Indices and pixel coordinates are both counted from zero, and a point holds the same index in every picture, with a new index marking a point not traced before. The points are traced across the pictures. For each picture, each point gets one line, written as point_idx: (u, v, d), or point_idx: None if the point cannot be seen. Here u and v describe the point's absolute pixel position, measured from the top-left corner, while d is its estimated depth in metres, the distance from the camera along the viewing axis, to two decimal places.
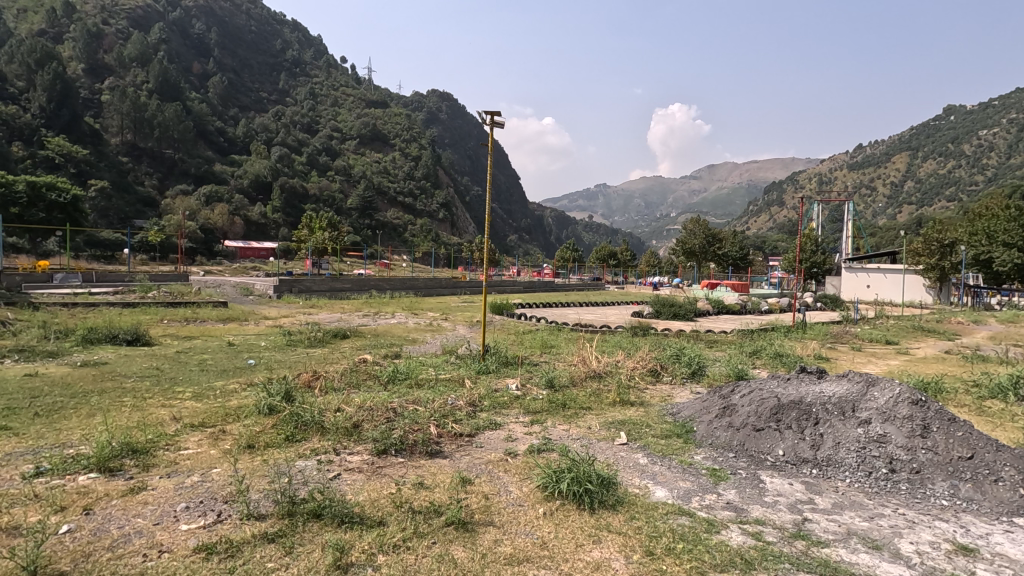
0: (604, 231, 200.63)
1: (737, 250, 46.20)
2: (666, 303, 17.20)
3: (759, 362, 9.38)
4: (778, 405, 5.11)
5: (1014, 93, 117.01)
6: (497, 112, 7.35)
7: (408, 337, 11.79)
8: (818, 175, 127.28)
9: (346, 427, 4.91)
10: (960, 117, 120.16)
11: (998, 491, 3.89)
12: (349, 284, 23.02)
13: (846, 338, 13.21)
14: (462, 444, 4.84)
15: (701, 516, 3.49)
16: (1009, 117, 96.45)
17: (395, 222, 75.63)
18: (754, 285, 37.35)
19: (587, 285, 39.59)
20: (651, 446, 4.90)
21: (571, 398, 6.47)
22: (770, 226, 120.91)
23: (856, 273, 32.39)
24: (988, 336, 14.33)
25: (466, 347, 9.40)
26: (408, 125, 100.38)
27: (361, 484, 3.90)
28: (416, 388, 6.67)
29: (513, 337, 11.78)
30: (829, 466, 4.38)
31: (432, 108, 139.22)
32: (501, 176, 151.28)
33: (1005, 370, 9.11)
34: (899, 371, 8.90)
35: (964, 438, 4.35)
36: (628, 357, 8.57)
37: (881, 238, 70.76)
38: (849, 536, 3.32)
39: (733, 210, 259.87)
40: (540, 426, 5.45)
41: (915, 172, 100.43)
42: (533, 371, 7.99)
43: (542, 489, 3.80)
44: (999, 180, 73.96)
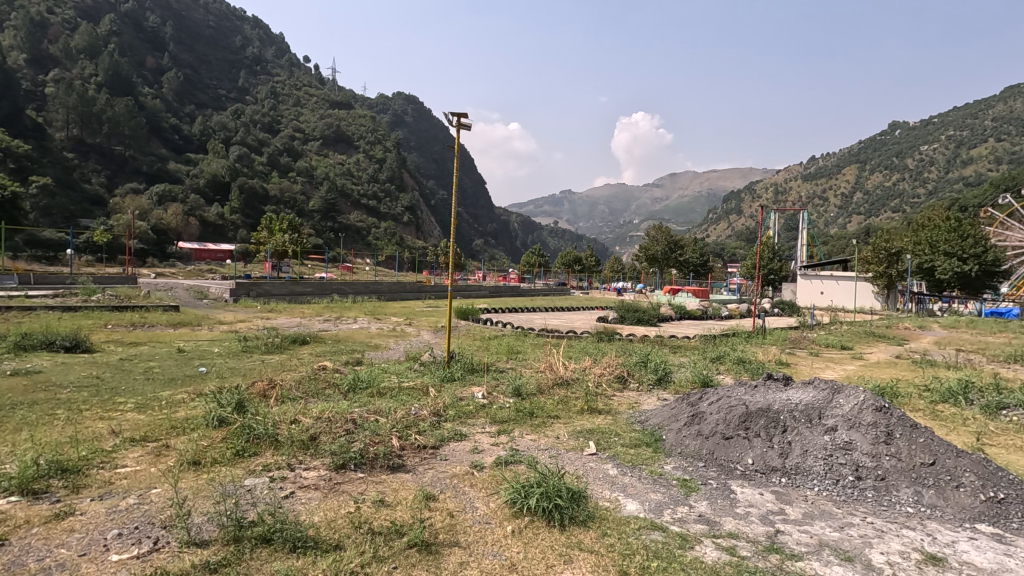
0: (569, 236, 203.01)
1: (697, 257, 46.44)
2: (630, 308, 17.31)
3: (723, 368, 9.45)
4: (746, 413, 5.09)
5: (952, 111, 123.79)
6: (465, 115, 7.38)
7: (370, 343, 11.41)
8: (774, 185, 131.99)
9: (302, 440, 4.63)
10: (903, 133, 126.31)
11: (960, 497, 3.93)
12: (309, 288, 22.28)
13: (804, 343, 13.54)
14: (425, 458, 4.61)
15: (674, 531, 3.39)
16: (948, 133, 102.30)
17: (359, 226, 74.29)
18: (714, 291, 38.29)
19: (552, 290, 39.84)
20: (621, 456, 4.79)
21: (538, 406, 6.33)
22: (728, 235, 124.34)
23: (810, 280, 33.95)
24: (934, 341, 14.95)
25: (429, 354, 9.11)
26: (372, 128, 99.46)
27: (316, 503, 3.64)
28: (378, 397, 6.39)
29: (479, 344, 11.52)
30: (798, 474, 4.37)
31: (398, 112, 138.12)
32: (466, 180, 150.51)
33: (953, 375, 9.45)
34: (858, 377, 9.11)
35: (926, 445, 4.39)
36: (595, 364, 8.46)
37: (833, 247, 73.55)
38: (821, 548, 3.27)
39: (694, 217, 266.98)
40: (508, 436, 5.28)
41: (863, 184, 105.18)
42: (500, 378, 7.84)
43: (510, 505, 3.63)
44: (939, 194, 78.24)
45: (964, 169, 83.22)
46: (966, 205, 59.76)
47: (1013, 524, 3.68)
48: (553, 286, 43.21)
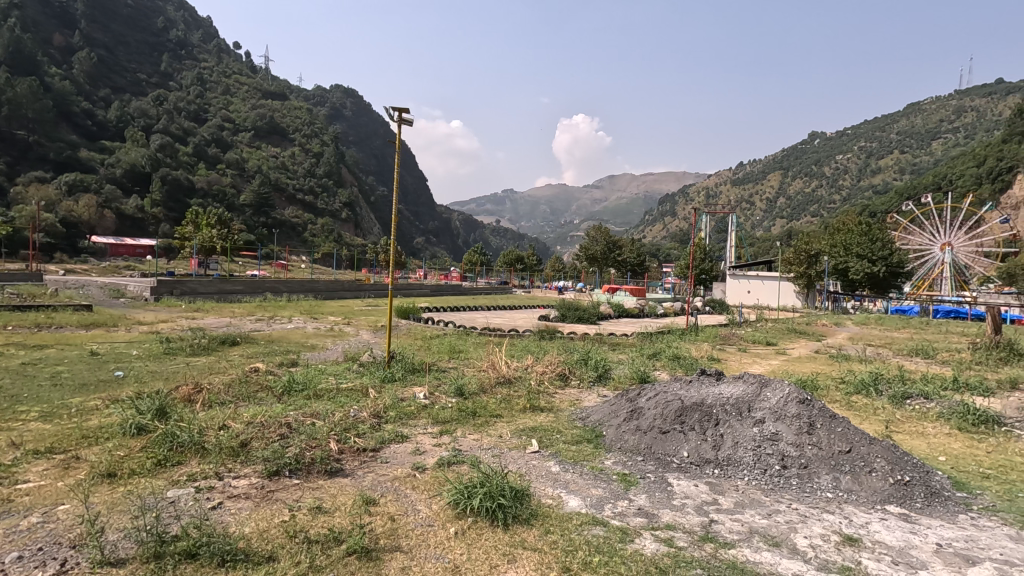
0: (511, 235, 204.09)
1: (634, 256, 47.89)
2: (571, 307, 17.62)
3: (659, 363, 9.80)
4: (681, 408, 5.29)
5: (863, 123, 133.71)
6: (406, 110, 7.30)
7: (306, 343, 11.01)
8: (706, 189, 138.21)
9: (231, 447, 4.38)
10: (821, 142, 135.43)
11: (873, 481, 4.23)
12: (239, 286, 21.20)
13: (733, 339, 14.25)
14: (365, 461, 4.48)
15: (615, 525, 3.46)
16: (860, 145, 110.71)
17: (294, 221, 71.54)
18: (650, 289, 39.64)
19: (494, 288, 39.91)
20: (563, 453, 4.85)
21: (481, 406, 6.29)
22: (663, 236, 129.04)
23: (738, 280, 35.73)
24: (848, 337, 16.10)
25: (368, 354, 8.87)
26: (308, 121, 96.09)
27: (247, 513, 3.45)
28: (315, 400, 6.14)
29: (420, 343, 11.34)
30: (729, 465, 4.58)
31: (336, 105, 134.01)
32: (407, 177, 148.06)
33: (863, 368, 10.23)
34: (781, 370, 9.69)
35: (843, 434, 4.71)
36: (537, 362, 8.54)
37: (759, 248, 77.76)
38: (751, 535, 3.43)
39: (631, 219, 275.25)
40: (450, 437, 5.22)
41: (785, 190, 112.01)
42: (441, 377, 7.76)
43: (454, 506, 3.59)
44: (852, 200, 84.53)
45: (873, 178, 90.25)
46: (875, 211, 64.83)
47: (917, 503, 4.01)
48: (495, 284, 43.32)
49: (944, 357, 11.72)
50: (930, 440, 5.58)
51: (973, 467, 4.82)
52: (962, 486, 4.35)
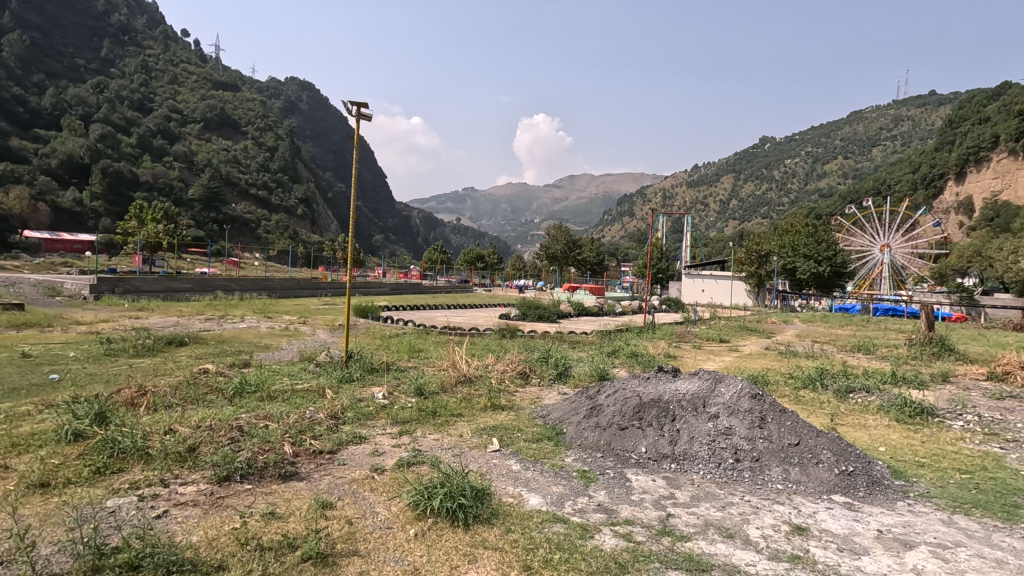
0: (471, 233, 203.41)
1: (594, 255, 48.54)
2: (531, 306, 17.71)
3: (618, 361, 9.96)
4: (640, 404, 5.37)
5: (809, 129, 139.64)
6: (365, 106, 7.21)
7: (259, 343, 10.64)
8: (662, 190, 141.54)
9: (178, 453, 4.18)
10: (770, 147, 140.78)
11: (819, 473, 4.42)
12: (187, 284, 20.30)
13: (688, 337, 14.63)
14: (321, 463, 4.36)
15: (575, 522, 3.48)
16: (807, 150, 115.65)
17: (246, 217, 69.17)
18: (609, 288, 40.32)
19: (455, 287, 39.74)
20: (523, 451, 4.85)
21: (441, 405, 6.22)
22: (622, 236, 131.36)
23: (693, 279, 36.79)
24: (795, 334, 16.82)
25: (325, 354, 8.67)
26: (261, 113, 93.15)
27: (195, 521, 3.30)
28: (269, 402, 5.94)
29: (380, 342, 11.14)
30: (685, 460, 4.69)
31: (291, 98, 130.34)
32: (366, 173, 145.42)
33: (810, 364, 10.71)
34: (734, 367, 10.02)
35: (793, 428, 4.89)
36: (497, 360, 8.53)
37: (713, 248, 80.18)
38: (706, 528, 3.52)
39: (591, 219, 279.07)
40: (410, 437, 5.14)
41: (737, 192, 115.90)
42: (401, 377, 7.65)
43: (414, 508, 3.53)
44: (799, 203, 88.26)
45: (819, 182, 94.47)
46: (820, 214, 67.85)
47: (859, 493, 4.21)
48: (455, 283, 43.13)
49: (883, 352, 12.40)
50: (870, 431, 5.88)
51: (910, 456, 5.10)
52: (900, 475, 4.59)
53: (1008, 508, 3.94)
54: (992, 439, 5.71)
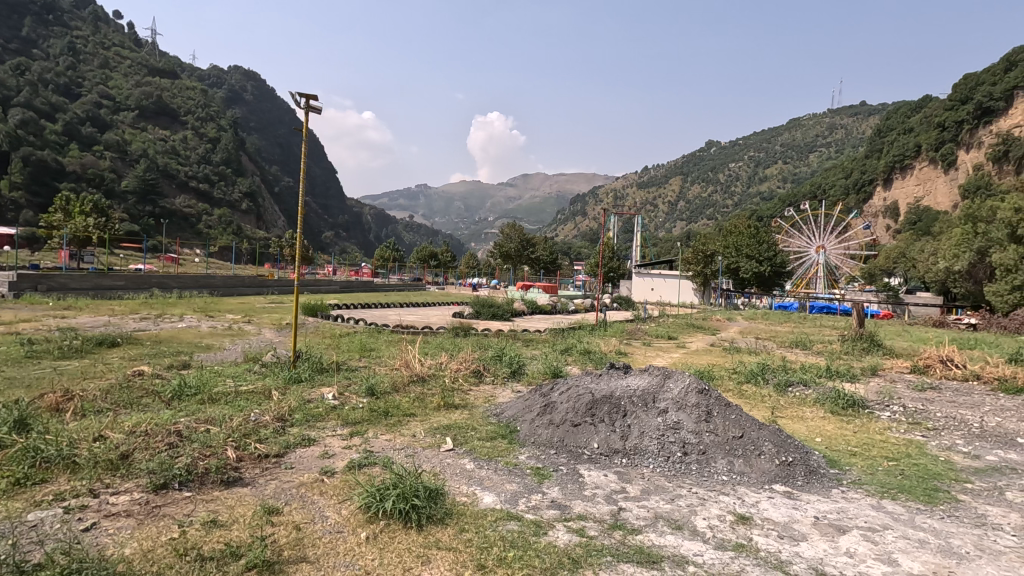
0: (424, 232, 201.18)
1: (547, 254, 48.97)
2: (485, 304, 17.69)
3: (570, 359, 10.07)
4: (592, 401, 5.46)
5: (751, 135, 145.63)
6: (315, 98, 7.06)
7: (200, 343, 10.16)
8: (614, 190, 144.36)
9: (109, 461, 3.92)
10: (716, 151, 145.86)
11: (761, 463, 4.61)
12: (120, 281, 19.10)
13: (639, 335, 14.98)
14: (267, 468, 4.20)
15: (529, 519, 3.50)
16: (749, 154, 120.54)
17: (186, 211, 65.89)
18: (562, 286, 40.76)
19: (407, 285, 39.18)
20: (477, 450, 4.83)
21: (393, 405, 6.11)
22: (575, 235, 133.06)
23: (643, 278, 37.71)
24: (739, 331, 17.48)
25: (271, 354, 8.37)
26: (202, 103, 88.95)
27: (128, 532, 3.11)
28: (210, 405, 5.67)
29: (330, 342, 10.83)
30: (635, 454, 4.79)
31: (235, 88, 124.96)
32: (315, 167, 141.30)
33: (752, 359, 11.16)
34: (681, 363, 10.34)
35: (737, 421, 5.09)
36: (451, 359, 8.47)
37: (662, 249, 82.40)
38: (656, 520, 3.61)
39: (543, 218, 281.30)
40: (361, 438, 5.03)
41: (685, 194, 119.60)
42: (352, 376, 7.47)
43: (365, 510, 3.46)
44: (742, 205, 91.93)
45: (761, 185, 98.67)
46: (762, 217, 70.89)
47: (798, 481, 4.42)
48: (408, 281, 42.56)
49: (818, 348, 13.08)
50: (807, 423, 6.20)
51: (843, 445, 5.41)
52: (834, 463, 4.86)
53: (929, 491, 4.23)
54: (915, 428, 6.13)
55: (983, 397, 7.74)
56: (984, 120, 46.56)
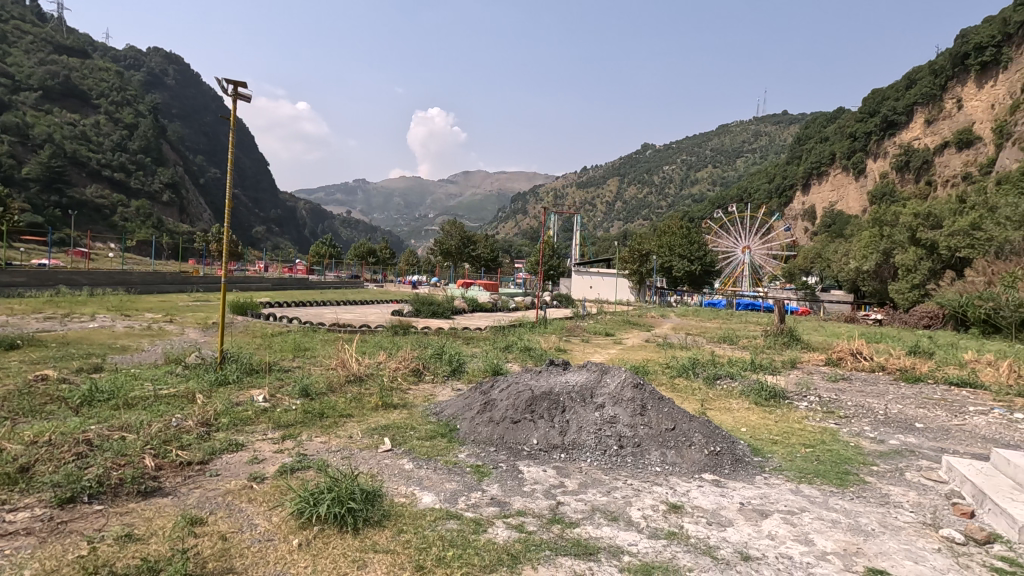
0: (362, 228, 196.10)
1: (488, 252, 49.09)
2: (425, 302, 17.48)
3: (511, 356, 10.12)
4: (532, 397, 5.51)
5: (684, 139, 151.84)
6: (243, 84, 6.68)
7: (114, 344, 9.41)
8: (554, 189, 146.56)
9: (7, 475, 3.56)
10: (651, 153, 150.96)
11: (692, 454, 4.81)
12: (22, 278, 17.42)
13: (578, 331, 15.28)
14: (190, 476, 3.95)
15: (468, 517, 3.48)
16: (682, 157, 125.61)
17: (99, 202, 60.96)
18: (502, 284, 40.88)
19: (344, 282, 38.03)
20: (417, 449, 4.77)
21: (329, 406, 5.93)
22: (515, 233, 133.93)
23: (583, 276, 38.60)
24: (672, 327, 18.23)
25: (195, 355, 7.88)
26: (117, 86, 82.49)
27: (26, 553, 2.83)
28: (126, 411, 5.28)
29: (259, 341, 10.33)
30: (573, 449, 4.89)
31: (155, 71, 116.66)
32: (245, 159, 134.52)
33: (684, 355, 11.65)
34: (617, 359, 10.65)
35: (670, 414, 5.29)
36: (389, 358, 8.29)
37: (599, 248, 84.55)
38: (593, 513, 3.68)
39: (484, 215, 281.52)
40: (293, 441, 4.83)
41: (622, 194, 123.23)
42: (285, 377, 7.15)
43: (298, 516, 3.32)
44: (675, 207, 95.81)
45: (692, 188, 103.12)
46: (693, 217, 74.11)
47: (725, 469, 4.65)
48: (345, 278, 41.37)
49: (743, 343, 13.85)
50: (733, 414, 6.54)
51: (765, 434, 5.74)
52: (758, 452, 5.14)
53: (841, 475, 4.56)
54: (829, 417, 6.60)
55: (887, 387, 8.46)
56: (889, 132, 50.84)
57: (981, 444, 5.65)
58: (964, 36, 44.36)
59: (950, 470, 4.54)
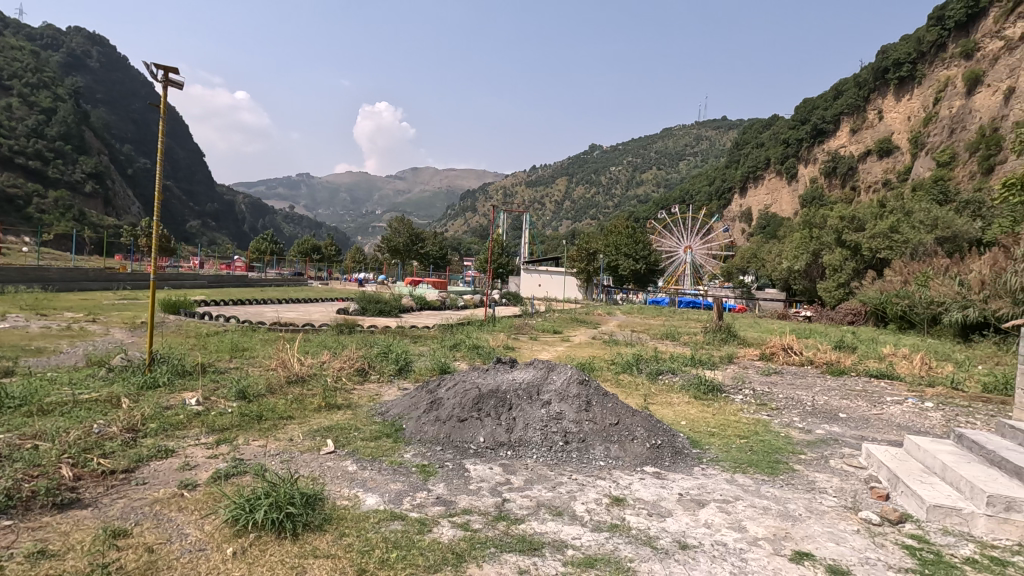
0: (306, 224, 189.72)
1: (437, 249, 48.74)
2: (371, 300, 17.10)
3: (459, 354, 10.07)
4: (479, 395, 5.50)
5: (630, 140, 155.36)
6: (173, 70, 6.36)
7: (29, 347, 8.71)
8: (503, 188, 146.99)
9: None
10: (598, 154, 153.73)
11: (635, 447, 4.94)
12: None
13: (526, 329, 15.39)
14: (114, 485, 3.72)
15: (413, 517, 3.44)
16: (628, 159, 128.69)
17: (11, 192, 56.14)
18: (451, 282, 40.58)
19: (287, 280, 36.72)
20: (361, 450, 4.66)
21: (268, 408, 5.71)
22: (465, 231, 133.33)
23: (531, 274, 38.91)
24: (618, 324, 18.67)
25: (122, 356, 7.40)
26: (32, 66, 76.15)
27: None
28: (41, 418, 4.89)
29: (194, 342, 9.81)
30: (520, 446, 4.91)
31: (76, 52, 108.45)
32: (178, 149, 127.41)
33: (628, 351, 11.96)
34: (565, 356, 10.80)
35: (614, 409, 5.41)
36: (333, 357, 8.09)
37: (548, 246, 85.47)
38: (539, 508, 3.72)
39: (433, 212, 278.69)
40: (229, 445, 4.62)
41: (570, 194, 124.96)
42: (220, 379, 6.83)
43: (232, 524, 3.18)
44: (622, 207, 98.14)
45: (638, 189, 105.82)
46: (639, 217, 76.16)
47: (665, 462, 4.80)
48: (287, 275, 39.92)
49: (684, 339, 14.37)
50: (674, 408, 6.77)
51: (703, 427, 5.97)
52: (696, 444, 5.34)
53: (771, 464, 4.82)
54: (762, 409, 6.94)
55: (814, 379, 9.00)
56: (818, 139, 53.89)
57: (896, 432, 6.09)
58: (884, 51, 47.57)
59: (869, 456, 4.87)
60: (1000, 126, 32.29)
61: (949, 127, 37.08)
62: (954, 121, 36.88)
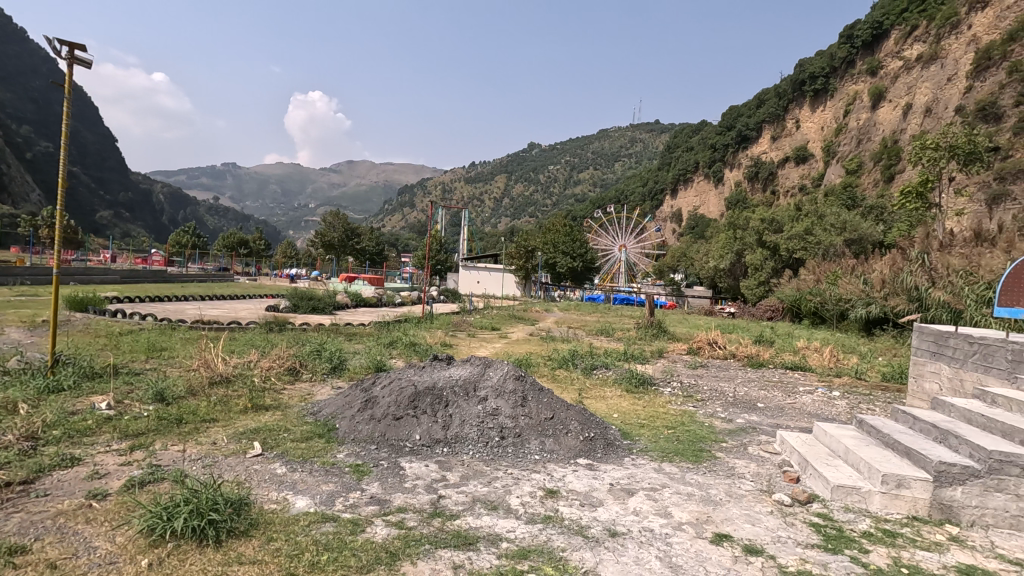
0: (232, 217, 179.73)
1: (373, 245, 47.53)
2: (303, 297, 16.42)
3: (396, 351, 9.92)
4: (415, 393, 5.44)
5: (568, 141, 157.81)
6: (79, 48, 5.85)
7: None
8: (442, 184, 145.52)
9: None
10: (537, 153, 155.21)
11: (569, 440, 5.06)
12: None
13: (464, 326, 15.36)
14: (10, 498, 3.40)
15: (345, 518, 3.37)
16: (566, 159, 130.78)
17: None
18: (387, 279, 39.77)
19: (211, 275, 34.70)
20: (290, 452, 4.51)
21: (189, 411, 5.40)
22: (402, 226, 130.99)
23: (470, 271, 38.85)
24: (555, 321, 18.96)
25: (18, 359, 6.72)
26: None
27: None
28: None
29: (103, 342, 9.05)
30: (456, 443, 4.91)
31: None
32: (87, 133, 117.24)
33: (565, 347, 12.18)
34: (502, 353, 10.86)
35: (549, 404, 5.51)
36: (262, 356, 7.75)
37: (487, 244, 85.56)
38: (474, 503, 3.75)
39: (369, 207, 271.98)
40: (144, 451, 4.34)
41: (509, 192, 125.48)
42: (135, 381, 6.38)
43: (147, 534, 3.00)
44: (559, 206, 99.69)
45: (575, 188, 107.89)
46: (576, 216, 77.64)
47: (598, 454, 4.95)
48: (211, 271, 37.74)
49: (619, 335, 14.82)
50: (607, 402, 6.99)
51: (634, 419, 6.21)
52: (627, 436, 5.53)
53: (696, 452, 5.08)
54: (689, 400, 7.29)
55: (737, 371, 9.59)
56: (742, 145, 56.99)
57: (806, 419, 6.60)
58: (801, 65, 50.91)
59: (782, 443, 5.23)
60: (899, 139, 35.44)
61: (857, 138, 40.27)
62: (861, 132, 40.09)
